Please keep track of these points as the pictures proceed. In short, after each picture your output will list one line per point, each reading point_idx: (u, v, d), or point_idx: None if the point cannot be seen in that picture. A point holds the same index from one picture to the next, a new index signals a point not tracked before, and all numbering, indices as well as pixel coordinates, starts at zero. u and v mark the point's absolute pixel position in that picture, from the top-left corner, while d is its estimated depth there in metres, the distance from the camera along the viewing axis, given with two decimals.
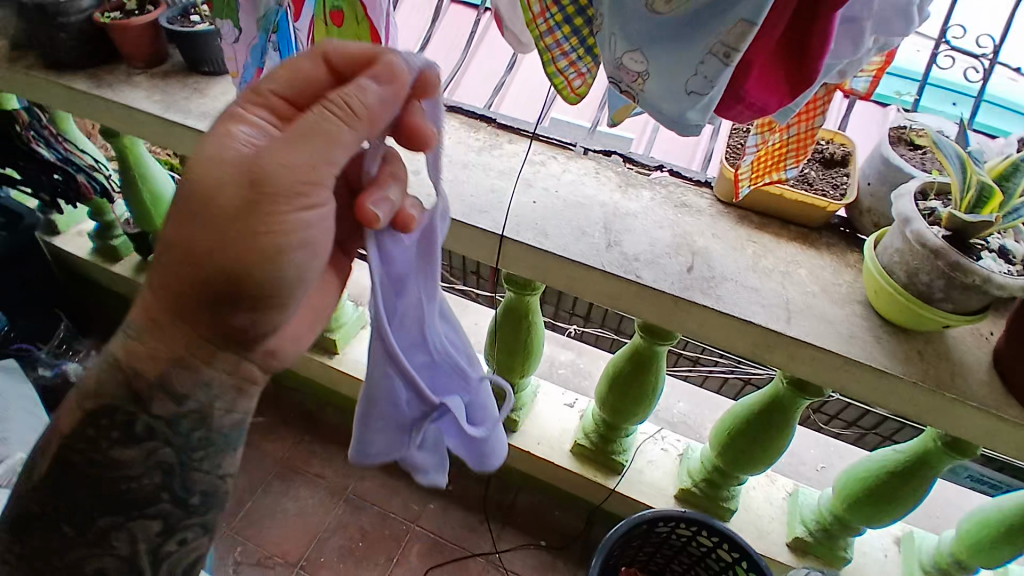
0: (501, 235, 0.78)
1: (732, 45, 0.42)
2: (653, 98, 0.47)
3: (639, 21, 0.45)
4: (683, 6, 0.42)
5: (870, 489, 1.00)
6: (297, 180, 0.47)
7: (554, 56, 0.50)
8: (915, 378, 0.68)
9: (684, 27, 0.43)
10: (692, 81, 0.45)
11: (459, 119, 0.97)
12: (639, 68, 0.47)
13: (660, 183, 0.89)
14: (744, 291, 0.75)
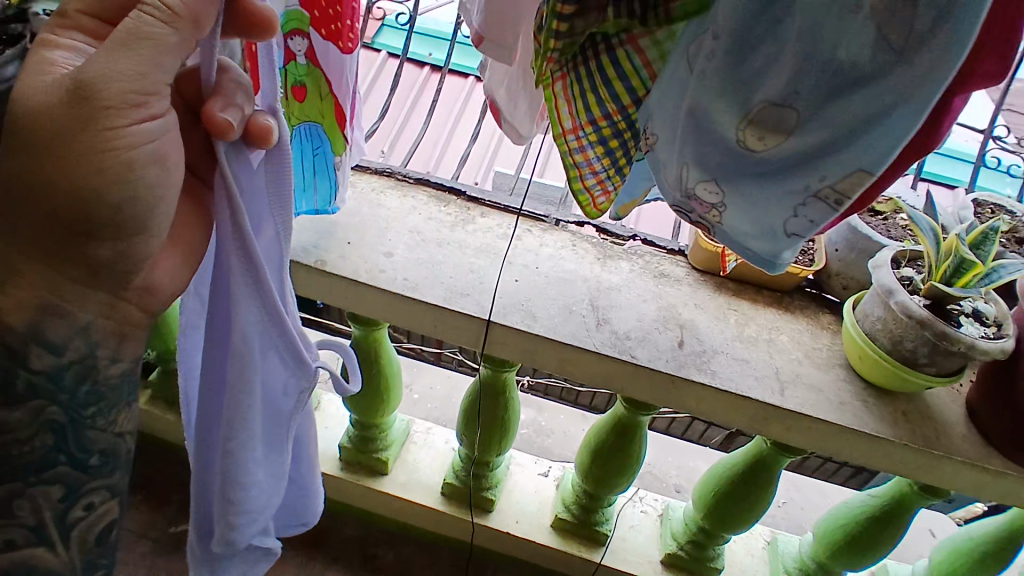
0: (487, 320, 0.74)
1: (841, 192, 0.44)
2: (738, 232, 0.50)
3: (734, 160, 0.47)
4: (784, 150, 0.44)
5: (851, 536, 1.00)
6: (126, 89, 0.41)
7: (581, 171, 0.53)
8: (907, 440, 0.69)
9: (780, 170, 0.46)
10: (792, 223, 0.47)
11: (426, 192, 0.94)
12: (718, 199, 0.49)
13: (636, 253, 0.89)
14: (736, 363, 0.74)
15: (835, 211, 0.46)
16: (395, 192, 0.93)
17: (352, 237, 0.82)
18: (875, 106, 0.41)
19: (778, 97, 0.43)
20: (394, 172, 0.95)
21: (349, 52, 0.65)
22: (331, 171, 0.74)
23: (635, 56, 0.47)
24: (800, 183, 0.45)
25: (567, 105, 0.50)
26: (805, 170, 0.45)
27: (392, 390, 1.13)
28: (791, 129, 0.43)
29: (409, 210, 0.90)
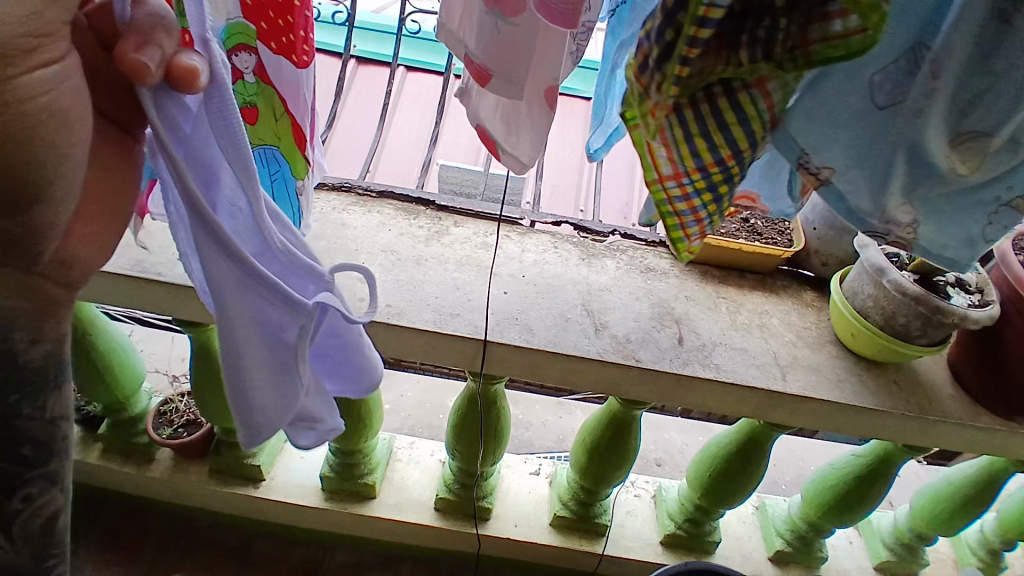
0: (484, 340, 0.70)
1: None
2: (930, 242, 0.52)
3: (938, 181, 0.49)
4: (990, 167, 0.47)
5: (839, 495, 1.04)
6: (16, 32, 0.33)
7: (683, 219, 0.47)
8: (905, 409, 0.71)
9: (980, 184, 0.48)
10: (988, 231, 0.50)
11: (392, 205, 0.88)
12: (910, 220, 0.51)
13: (619, 249, 0.87)
14: (735, 353, 0.74)
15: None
16: (359, 208, 0.86)
17: (321, 264, 0.76)
18: None
19: (993, 124, 0.44)
20: (354, 187, 0.89)
21: (305, 67, 0.57)
22: (292, 197, 0.65)
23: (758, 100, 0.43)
24: (993, 195, 0.48)
25: (666, 152, 0.44)
26: (995, 182, 0.48)
27: (374, 413, 1.07)
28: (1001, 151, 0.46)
29: (378, 227, 0.84)
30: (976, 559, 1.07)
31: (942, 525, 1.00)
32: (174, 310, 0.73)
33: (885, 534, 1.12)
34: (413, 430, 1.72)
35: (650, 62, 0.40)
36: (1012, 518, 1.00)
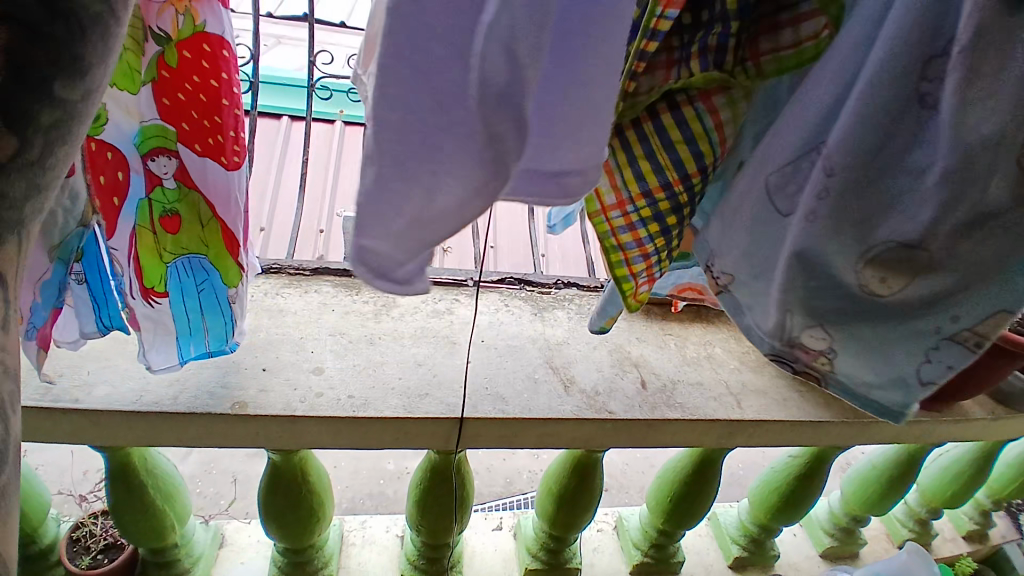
0: (460, 417, 0.67)
1: (983, 334, 0.52)
2: (847, 369, 0.57)
3: (858, 299, 0.53)
4: (901, 289, 0.52)
5: (783, 496, 1.12)
6: None
7: (629, 253, 0.47)
8: (844, 416, 0.79)
9: (896, 306, 0.53)
10: (926, 367, 0.55)
11: (330, 282, 0.85)
12: (825, 346, 0.57)
13: (567, 299, 0.90)
14: (693, 388, 0.78)
15: (971, 351, 0.53)
16: (294, 290, 0.83)
17: (266, 361, 0.70)
18: (975, 249, 0.48)
19: (907, 245, 0.49)
20: (285, 267, 0.85)
21: (235, 168, 0.53)
22: (225, 306, 0.59)
23: (707, 115, 0.47)
24: (933, 327, 0.53)
25: (606, 179, 0.46)
26: (938, 310, 0.52)
27: (326, 504, 0.98)
28: (917, 269, 0.50)
29: (320, 308, 0.80)
30: (908, 531, 1.23)
31: (874, 504, 1.13)
32: (99, 436, 0.63)
33: (823, 523, 1.22)
34: (353, 504, 1.62)
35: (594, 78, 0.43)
36: (929, 489, 1.17)
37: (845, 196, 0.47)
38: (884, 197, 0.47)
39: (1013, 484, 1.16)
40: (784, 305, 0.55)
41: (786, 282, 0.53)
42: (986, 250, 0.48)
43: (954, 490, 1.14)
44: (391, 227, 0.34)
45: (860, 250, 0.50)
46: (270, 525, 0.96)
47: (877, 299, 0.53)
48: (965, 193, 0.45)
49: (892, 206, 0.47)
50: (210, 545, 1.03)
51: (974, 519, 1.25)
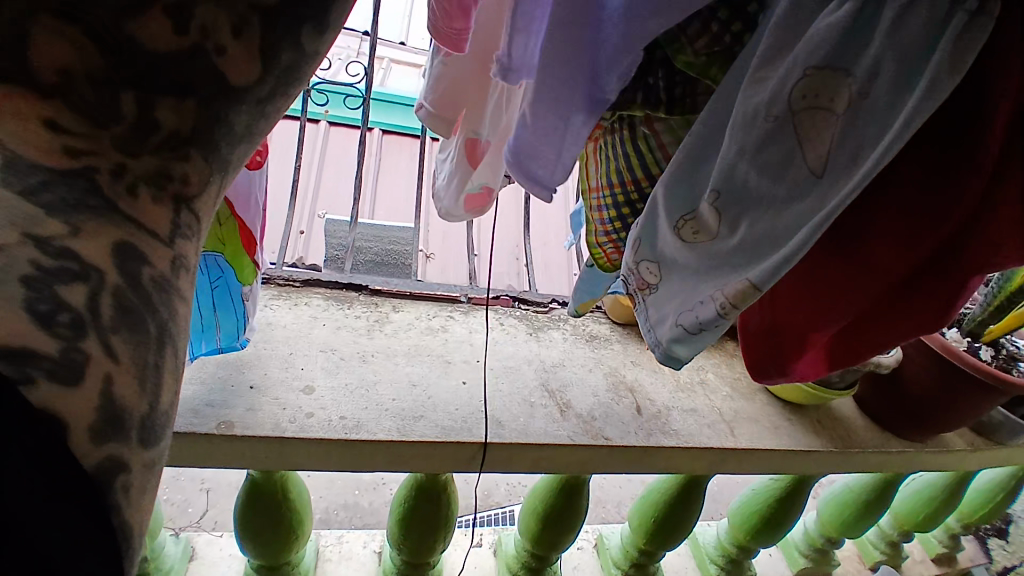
0: (484, 441, 0.66)
1: (732, 303, 0.49)
2: (653, 308, 0.55)
3: (667, 242, 0.52)
4: (700, 240, 0.50)
5: (763, 517, 1.12)
6: None
7: (597, 228, 0.62)
8: (832, 445, 0.80)
9: (701, 258, 0.51)
10: (688, 319, 0.52)
11: (322, 293, 0.84)
12: (656, 280, 0.55)
13: (561, 319, 0.91)
14: (688, 415, 0.78)
15: (723, 319, 0.50)
16: (284, 301, 0.81)
17: (253, 378, 0.68)
18: (786, 220, 0.46)
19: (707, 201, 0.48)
20: (275, 277, 0.84)
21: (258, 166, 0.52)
22: (238, 304, 0.58)
23: (652, 138, 0.54)
24: (713, 285, 0.50)
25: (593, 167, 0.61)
26: (723, 270, 0.49)
27: (304, 521, 0.95)
28: (716, 223, 0.48)
29: (311, 322, 0.78)
30: (880, 552, 1.26)
31: (849, 526, 1.15)
32: None
33: (799, 543, 1.24)
34: (326, 514, 1.58)
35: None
36: (902, 511, 1.20)
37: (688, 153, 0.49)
38: (705, 164, 0.49)
39: (983, 510, 1.20)
40: (631, 233, 0.55)
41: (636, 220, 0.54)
42: (786, 216, 0.45)
43: (927, 514, 1.17)
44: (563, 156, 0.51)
45: (688, 202, 0.50)
46: (245, 541, 0.93)
47: (682, 246, 0.51)
48: (741, 171, 0.46)
49: (705, 171, 0.49)
50: (180, 559, 0.99)
51: (943, 541, 1.29)
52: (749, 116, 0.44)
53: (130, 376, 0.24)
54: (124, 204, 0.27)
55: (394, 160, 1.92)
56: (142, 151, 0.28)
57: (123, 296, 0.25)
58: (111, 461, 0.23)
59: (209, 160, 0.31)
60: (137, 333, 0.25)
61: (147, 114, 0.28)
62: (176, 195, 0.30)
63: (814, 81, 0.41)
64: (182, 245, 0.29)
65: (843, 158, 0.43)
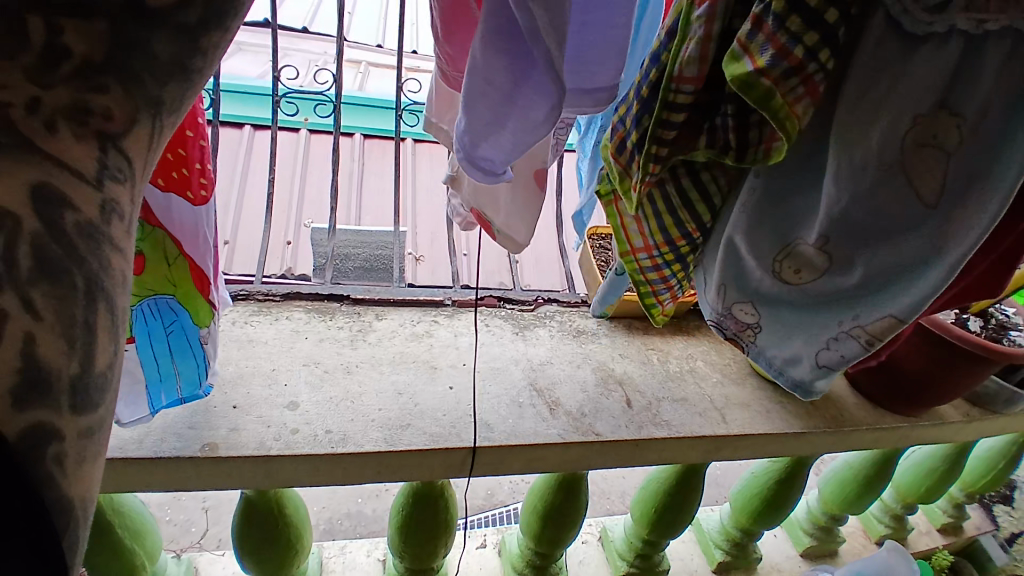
0: (473, 446, 0.66)
1: (874, 335, 0.56)
2: (767, 346, 0.62)
3: (771, 286, 0.58)
4: (808, 279, 0.56)
5: (764, 500, 1.12)
6: None
7: (654, 285, 0.62)
8: (825, 426, 0.79)
9: (811, 296, 0.57)
10: (826, 355, 0.59)
11: (303, 306, 0.83)
12: (754, 319, 0.61)
13: (549, 316, 0.90)
14: (680, 406, 0.77)
15: (865, 349, 0.57)
16: (264, 317, 0.80)
17: (236, 398, 0.67)
18: (906, 253, 0.52)
19: (815, 245, 0.54)
20: (253, 293, 0.83)
21: (204, 202, 0.51)
22: (197, 348, 0.58)
23: (720, 178, 0.56)
24: (839, 319, 0.57)
25: (638, 227, 0.58)
26: (845, 306, 0.57)
27: (303, 535, 0.94)
28: (826, 263, 0.55)
29: (292, 336, 0.78)
30: (884, 526, 1.26)
31: (851, 503, 1.15)
32: None
33: (802, 522, 1.24)
34: (331, 523, 1.58)
35: (627, 145, 0.52)
36: (904, 485, 1.20)
37: (764, 200, 0.54)
38: (793, 208, 0.54)
39: (984, 477, 1.20)
40: (717, 279, 0.60)
41: (722, 266, 0.59)
42: (902, 247, 0.52)
43: (929, 486, 1.17)
44: (506, 133, 0.47)
45: (783, 245, 0.56)
46: (244, 558, 0.92)
47: (788, 286, 0.57)
48: (853, 217, 0.51)
49: (798, 216, 0.54)
50: None
51: (947, 512, 1.29)
52: (859, 168, 0.48)
53: (53, 336, 0.24)
54: (40, 141, 0.25)
55: (376, 164, 1.89)
56: (55, 83, 0.25)
57: (43, 245, 0.24)
58: (38, 429, 0.24)
59: (131, 92, 0.27)
60: (59, 285, 0.24)
61: (55, 40, 0.24)
62: (100, 131, 0.26)
63: (926, 126, 0.46)
64: (112, 187, 0.27)
65: (957, 189, 0.48)
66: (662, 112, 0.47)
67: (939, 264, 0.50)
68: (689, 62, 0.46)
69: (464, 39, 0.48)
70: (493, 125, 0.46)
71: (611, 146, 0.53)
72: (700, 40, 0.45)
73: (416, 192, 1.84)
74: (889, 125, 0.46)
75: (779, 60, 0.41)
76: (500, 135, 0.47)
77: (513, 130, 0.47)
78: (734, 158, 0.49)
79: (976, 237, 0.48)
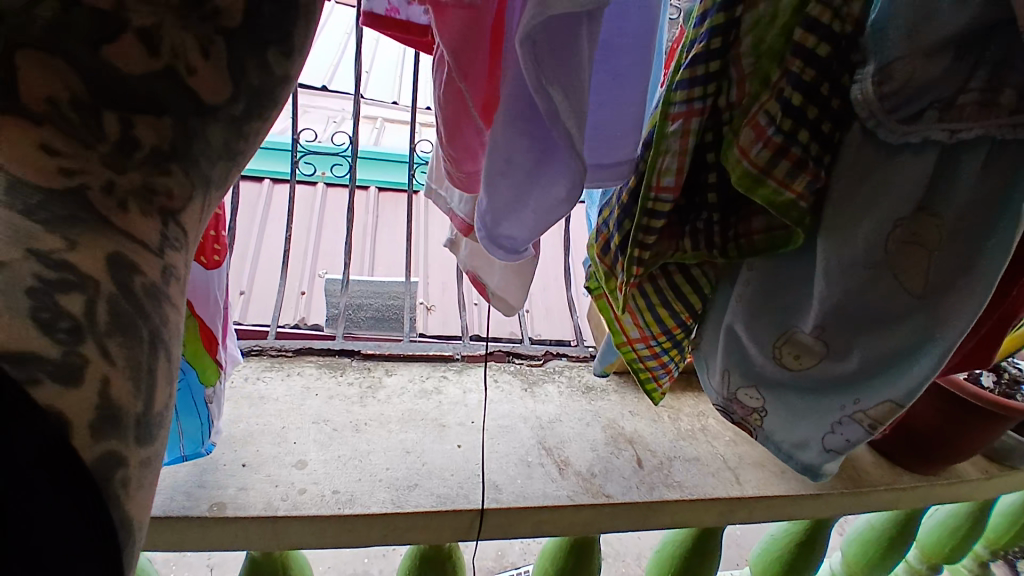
0: (480, 508, 0.65)
1: (876, 419, 0.55)
2: (770, 429, 0.61)
3: (773, 370, 0.58)
4: (808, 364, 0.56)
5: (784, 565, 1.07)
6: None
7: (655, 372, 0.62)
8: (843, 486, 0.76)
9: (808, 378, 0.57)
10: (832, 440, 0.58)
11: (314, 361, 0.85)
12: (759, 403, 0.60)
13: (557, 371, 0.90)
14: (691, 465, 0.76)
15: (868, 432, 0.56)
16: (276, 373, 0.81)
17: (245, 456, 0.67)
18: (908, 338, 0.51)
19: (812, 333, 0.54)
20: (266, 349, 0.85)
21: (216, 266, 0.54)
22: (201, 407, 0.58)
23: (709, 272, 0.59)
24: (840, 403, 0.56)
25: (633, 320, 0.58)
26: (846, 390, 0.56)
27: None
28: (825, 350, 0.55)
29: (303, 394, 0.78)
30: None
31: (876, 567, 1.09)
32: None
33: None
34: None
35: (611, 246, 0.55)
36: (929, 547, 1.14)
37: (761, 290, 0.56)
38: (788, 300, 0.55)
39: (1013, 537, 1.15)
40: (721, 366, 0.60)
41: (724, 352, 0.60)
42: (899, 333, 0.52)
43: (953, 545, 1.12)
44: (523, 214, 0.49)
45: (780, 331, 0.56)
46: None
47: (789, 372, 0.57)
48: (848, 308, 0.52)
49: (794, 306, 0.55)
50: None
51: None
52: (849, 266, 0.50)
53: (125, 379, 0.25)
54: (115, 217, 0.28)
55: (389, 216, 1.95)
56: (128, 168, 0.29)
57: (119, 303, 0.26)
58: (110, 456, 0.23)
59: (190, 173, 0.32)
60: (131, 338, 0.26)
61: (127, 132, 0.30)
62: (164, 209, 0.30)
63: (909, 228, 0.48)
64: (171, 256, 0.30)
65: (941, 281, 0.49)
66: (644, 218, 0.50)
67: (931, 352, 0.50)
68: (667, 173, 0.49)
69: (472, 137, 0.51)
70: (513, 210, 0.49)
71: (596, 248, 0.56)
72: (677, 154, 0.49)
73: (427, 243, 1.88)
74: (876, 223, 0.48)
75: (813, 183, 0.47)
76: (520, 217, 0.49)
77: (535, 208, 0.49)
78: (720, 256, 0.53)
79: (966, 325, 0.48)
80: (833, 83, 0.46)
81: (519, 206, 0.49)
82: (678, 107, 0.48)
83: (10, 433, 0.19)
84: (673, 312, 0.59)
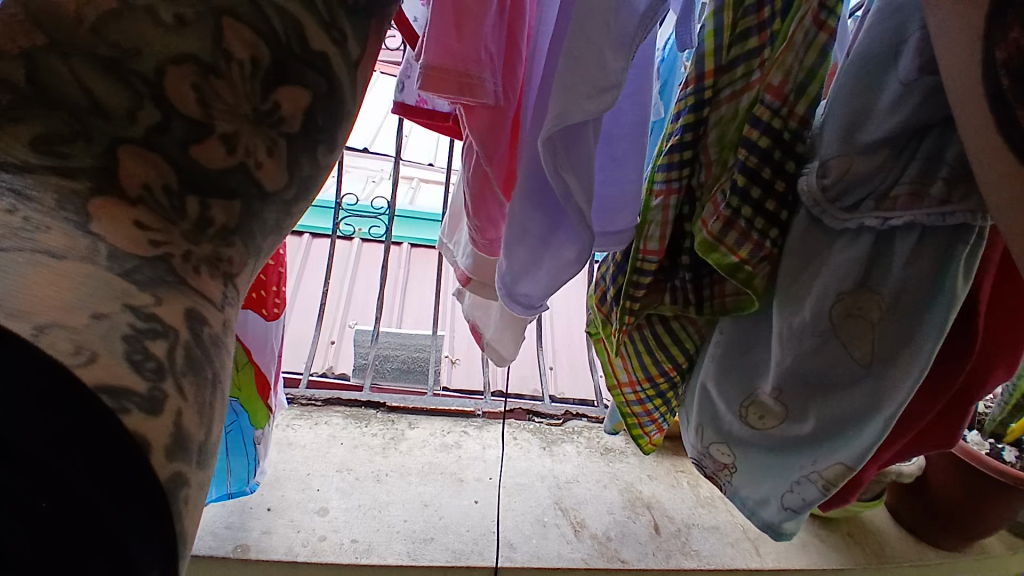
0: (495, 565, 0.66)
1: (830, 480, 0.54)
2: (738, 487, 0.60)
3: (738, 428, 0.57)
4: (770, 424, 0.56)
5: None
6: None
7: (640, 418, 0.63)
8: (867, 562, 0.74)
9: (770, 438, 0.56)
10: (788, 498, 0.57)
11: (341, 411, 0.88)
12: (730, 460, 0.60)
13: (577, 431, 0.91)
14: (709, 533, 0.75)
15: (824, 493, 0.55)
16: (304, 421, 0.85)
17: (271, 500, 0.70)
18: (860, 403, 0.51)
19: (772, 395, 0.54)
20: (297, 396, 0.88)
21: (274, 317, 0.58)
22: (250, 447, 0.62)
23: (691, 326, 0.59)
24: (800, 463, 0.56)
25: (623, 364, 0.60)
26: (806, 450, 0.55)
27: None
28: (785, 411, 0.54)
29: (329, 442, 0.81)
30: None
31: None
32: None
33: None
34: None
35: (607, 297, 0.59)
36: None
37: (729, 349, 0.56)
38: (753, 361, 0.56)
39: None
40: (696, 419, 0.61)
41: (699, 409, 0.60)
42: (852, 398, 0.51)
43: None
44: (540, 276, 0.53)
45: (745, 391, 0.56)
46: None
47: (755, 431, 0.57)
48: (802, 372, 0.51)
49: (761, 365, 0.55)
50: None
51: None
52: (797, 333, 0.50)
53: (193, 411, 0.29)
54: (191, 279, 0.33)
55: (420, 270, 2.02)
56: (201, 240, 0.35)
57: (191, 350, 0.30)
58: (177, 475, 0.26)
59: (246, 245, 0.38)
60: (198, 377, 0.30)
61: (202, 213, 0.35)
62: (224, 272, 0.36)
63: (851, 302, 0.48)
64: (224, 307, 0.36)
65: (890, 351, 0.48)
66: (633, 275, 0.52)
67: (880, 418, 0.50)
68: (651, 239, 0.52)
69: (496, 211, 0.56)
70: (532, 272, 0.53)
71: (596, 296, 0.60)
72: (660, 224, 0.52)
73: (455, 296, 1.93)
74: (821, 295, 0.48)
75: (757, 251, 0.48)
76: (540, 278, 0.53)
77: (548, 271, 0.53)
78: (695, 311, 0.54)
79: (910, 392, 0.47)
80: (777, 168, 0.47)
81: (537, 268, 0.53)
82: (660, 185, 0.52)
83: (106, 457, 0.23)
84: (658, 362, 0.60)
